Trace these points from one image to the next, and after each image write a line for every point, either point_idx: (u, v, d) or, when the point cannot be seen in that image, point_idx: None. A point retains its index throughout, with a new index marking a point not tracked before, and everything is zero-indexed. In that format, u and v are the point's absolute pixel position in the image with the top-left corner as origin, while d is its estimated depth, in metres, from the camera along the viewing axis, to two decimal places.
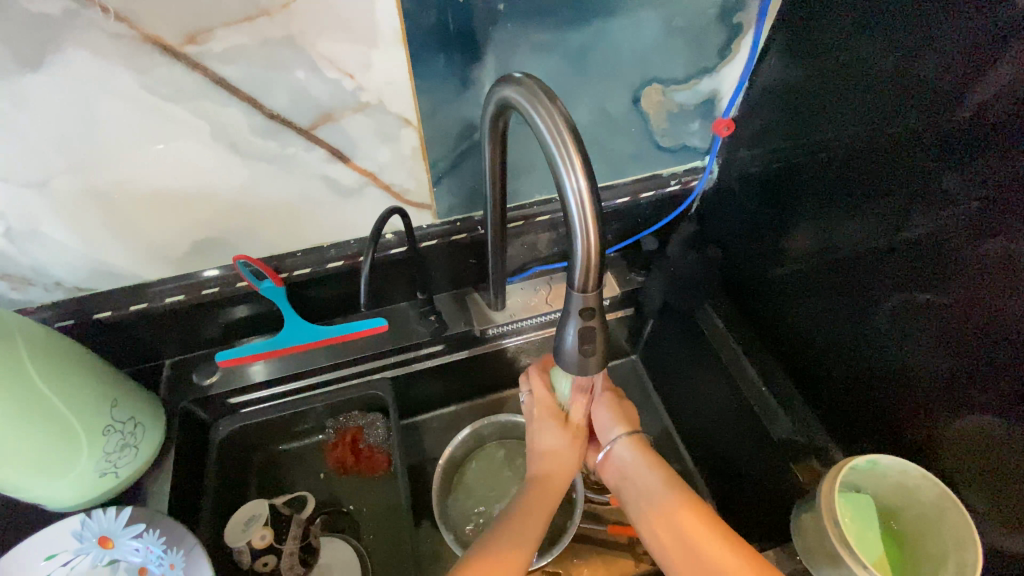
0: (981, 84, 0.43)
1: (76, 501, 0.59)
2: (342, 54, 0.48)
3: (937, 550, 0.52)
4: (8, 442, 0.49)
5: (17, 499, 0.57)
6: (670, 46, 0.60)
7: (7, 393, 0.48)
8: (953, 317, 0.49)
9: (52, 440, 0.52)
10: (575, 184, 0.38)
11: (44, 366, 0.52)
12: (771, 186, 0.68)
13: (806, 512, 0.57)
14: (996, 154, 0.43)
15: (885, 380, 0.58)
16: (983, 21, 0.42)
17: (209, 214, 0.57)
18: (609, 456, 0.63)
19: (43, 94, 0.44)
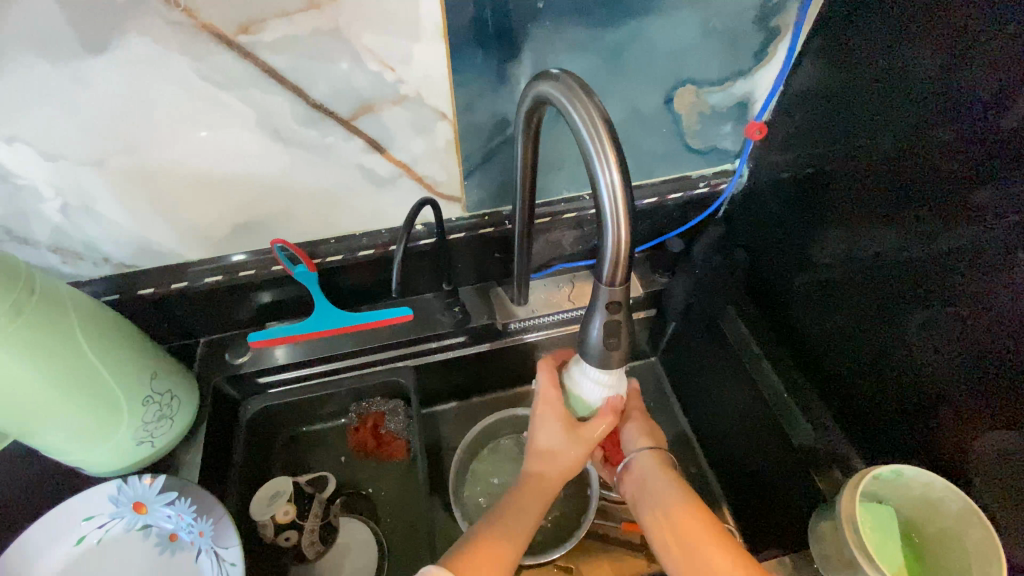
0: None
1: (113, 467, 0.62)
2: (385, 46, 0.50)
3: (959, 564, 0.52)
4: (55, 402, 0.52)
5: (61, 461, 0.61)
6: (705, 47, 0.60)
7: (55, 354, 0.51)
8: (984, 329, 0.49)
9: (95, 404, 0.55)
10: (608, 178, 0.39)
11: (91, 333, 0.54)
12: (802, 191, 0.68)
13: (825, 519, 0.56)
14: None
15: (911, 392, 0.57)
16: None
17: (250, 199, 0.60)
18: (629, 467, 0.64)
19: (105, 77, 0.46)
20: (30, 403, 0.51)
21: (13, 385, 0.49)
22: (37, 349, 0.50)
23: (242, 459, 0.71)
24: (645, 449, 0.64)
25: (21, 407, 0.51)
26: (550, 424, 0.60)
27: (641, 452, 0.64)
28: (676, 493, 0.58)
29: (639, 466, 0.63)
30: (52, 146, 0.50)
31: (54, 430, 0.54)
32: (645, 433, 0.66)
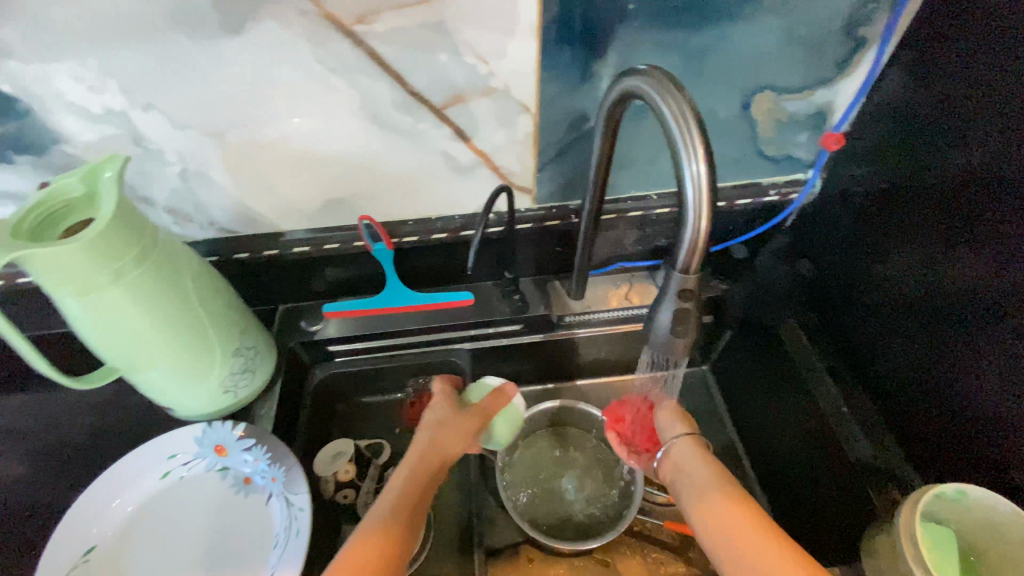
0: None
1: (200, 412, 0.68)
2: (482, 40, 0.54)
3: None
4: (160, 345, 0.59)
5: (156, 401, 0.67)
6: (788, 55, 0.61)
7: (165, 300, 0.57)
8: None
9: (192, 351, 0.61)
10: (693, 169, 0.41)
11: (196, 285, 0.60)
12: (876, 204, 0.67)
13: (881, 536, 0.56)
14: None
15: (980, 418, 0.56)
16: None
17: (341, 177, 0.65)
18: (666, 455, 0.62)
19: (237, 57, 0.52)
20: (141, 341, 0.57)
21: (129, 320, 0.55)
22: (150, 296, 0.56)
23: (307, 420, 0.77)
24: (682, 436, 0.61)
25: (133, 343, 0.57)
26: (459, 429, 0.64)
27: (680, 438, 0.61)
28: (716, 483, 0.55)
29: (677, 453, 0.61)
30: (182, 116, 0.57)
31: (156, 368, 0.61)
32: (681, 423, 0.63)
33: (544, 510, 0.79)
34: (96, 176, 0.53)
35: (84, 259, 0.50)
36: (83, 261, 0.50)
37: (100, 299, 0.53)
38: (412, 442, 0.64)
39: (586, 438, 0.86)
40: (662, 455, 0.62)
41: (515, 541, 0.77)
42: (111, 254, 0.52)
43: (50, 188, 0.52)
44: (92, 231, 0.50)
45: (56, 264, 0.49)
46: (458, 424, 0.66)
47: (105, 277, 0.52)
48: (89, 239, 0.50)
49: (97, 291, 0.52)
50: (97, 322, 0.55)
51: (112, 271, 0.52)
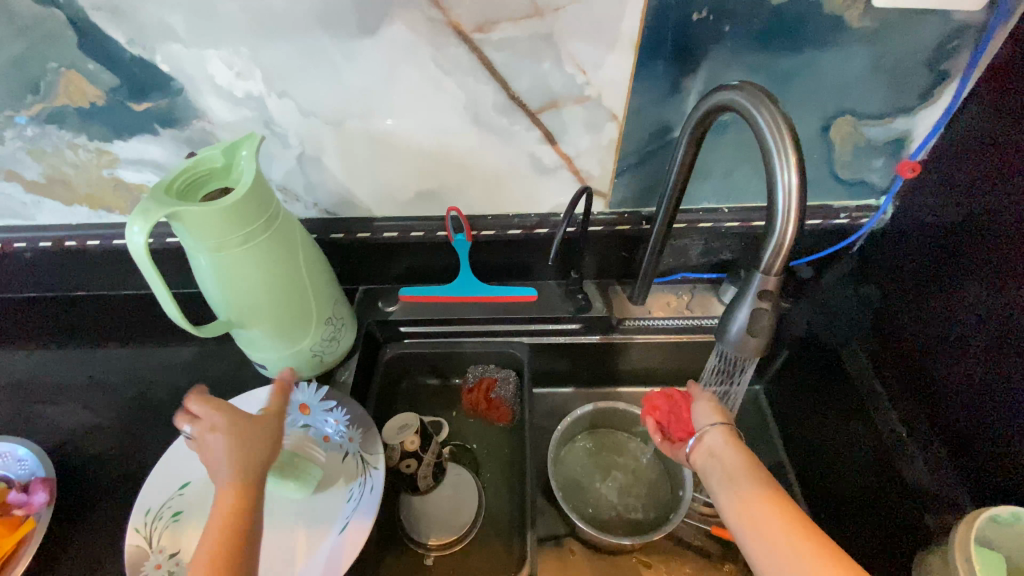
0: None
1: (287, 372, 0.75)
2: (583, 52, 0.59)
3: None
4: (269, 308, 0.65)
5: (249, 358, 0.74)
6: (873, 82, 0.63)
7: (280, 267, 0.63)
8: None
9: (293, 315, 0.68)
10: (786, 179, 0.45)
11: (306, 256, 0.67)
12: (946, 233, 0.68)
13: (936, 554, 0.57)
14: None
15: None
16: None
17: (435, 169, 0.71)
18: (699, 442, 0.62)
19: (367, 55, 0.59)
20: (256, 301, 0.64)
21: (249, 280, 0.62)
22: (269, 262, 0.62)
23: (377, 391, 0.82)
24: (716, 425, 0.61)
25: (248, 301, 0.64)
26: (263, 434, 0.52)
27: (713, 427, 0.61)
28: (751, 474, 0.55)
29: (710, 442, 0.61)
30: (308, 104, 0.64)
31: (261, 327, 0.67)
32: (716, 413, 0.63)
33: (587, 505, 0.82)
34: (237, 152, 0.60)
35: (226, 222, 0.57)
36: (225, 224, 0.57)
37: (229, 259, 0.59)
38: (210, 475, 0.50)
39: (634, 441, 0.88)
40: (694, 441, 0.62)
41: (559, 532, 0.80)
42: (248, 220, 0.58)
43: (196, 158, 0.59)
44: (236, 199, 0.56)
45: (203, 225, 0.56)
46: (256, 432, 0.52)
47: (240, 241, 0.59)
48: (234, 206, 0.56)
49: (228, 251, 0.59)
50: (222, 278, 0.61)
51: (245, 235, 0.59)
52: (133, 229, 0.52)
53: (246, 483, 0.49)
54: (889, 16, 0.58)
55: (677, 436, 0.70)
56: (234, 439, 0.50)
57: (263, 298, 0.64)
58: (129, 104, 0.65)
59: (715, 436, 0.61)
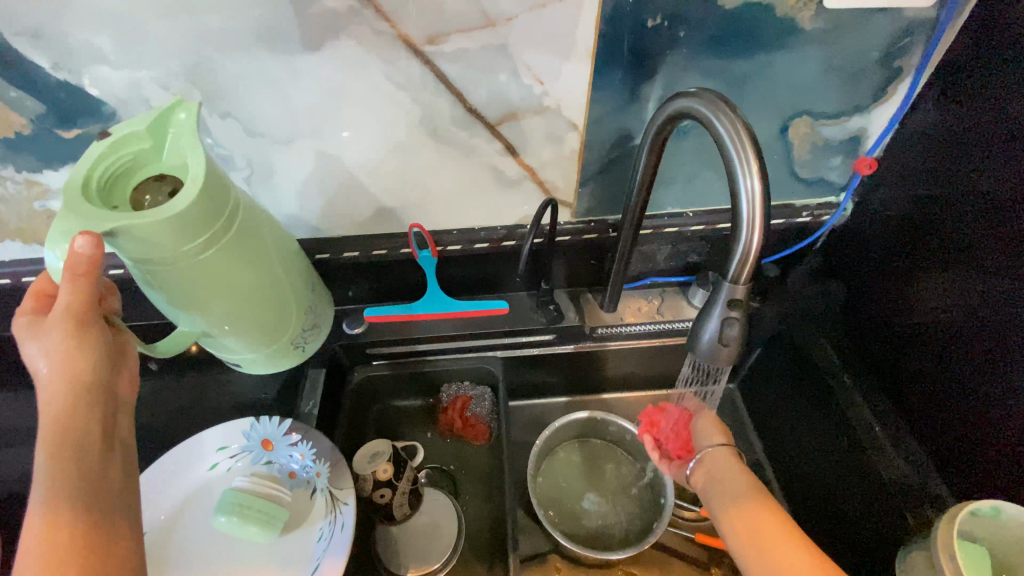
0: None
1: (265, 366, 0.70)
2: (540, 62, 0.57)
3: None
4: (237, 313, 0.60)
5: (220, 359, 0.68)
6: (827, 83, 0.64)
7: (247, 279, 0.58)
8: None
9: (271, 316, 0.64)
10: (748, 184, 0.44)
11: (274, 265, 0.62)
12: (908, 229, 0.69)
13: (919, 550, 0.57)
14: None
15: (1011, 444, 0.58)
16: None
17: (396, 187, 0.69)
18: (700, 464, 0.62)
19: (311, 71, 0.57)
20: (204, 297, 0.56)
21: (209, 287, 0.55)
22: (223, 269, 0.55)
23: (347, 415, 0.80)
24: (716, 445, 0.61)
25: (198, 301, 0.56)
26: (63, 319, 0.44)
27: (716, 448, 0.61)
28: (750, 493, 0.55)
29: (711, 462, 0.61)
30: (254, 125, 0.61)
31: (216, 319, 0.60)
32: (715, 433, 0.63)
33: (569, 522, 0.80)
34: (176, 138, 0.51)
35: (177, 233, 0.49)
36: (172, 237, 0.49)
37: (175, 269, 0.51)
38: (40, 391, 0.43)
39: (616, 451, 0.87)
40: (696, 463, 0.62)
41: (542, 549, 0.79)
42: (202, 228, 0.51)
43: (116, 140, 0.49)
44: (184, 211, 0.48)
45: (150, 238, 0.48)
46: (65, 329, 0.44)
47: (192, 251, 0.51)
48: (180, 216, 0.48)
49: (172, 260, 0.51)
50: (174, 284, 0.53)
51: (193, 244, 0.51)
52: (52, 251, 0.45)
53: (65, 523, 0.37)
54: (840, 18, 0.58)
55: (674, 452, 0.70)
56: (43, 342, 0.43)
57: (234, 305, 0.59)
58: (58, 132, 0.60)
59: (717, 456, 0.61)
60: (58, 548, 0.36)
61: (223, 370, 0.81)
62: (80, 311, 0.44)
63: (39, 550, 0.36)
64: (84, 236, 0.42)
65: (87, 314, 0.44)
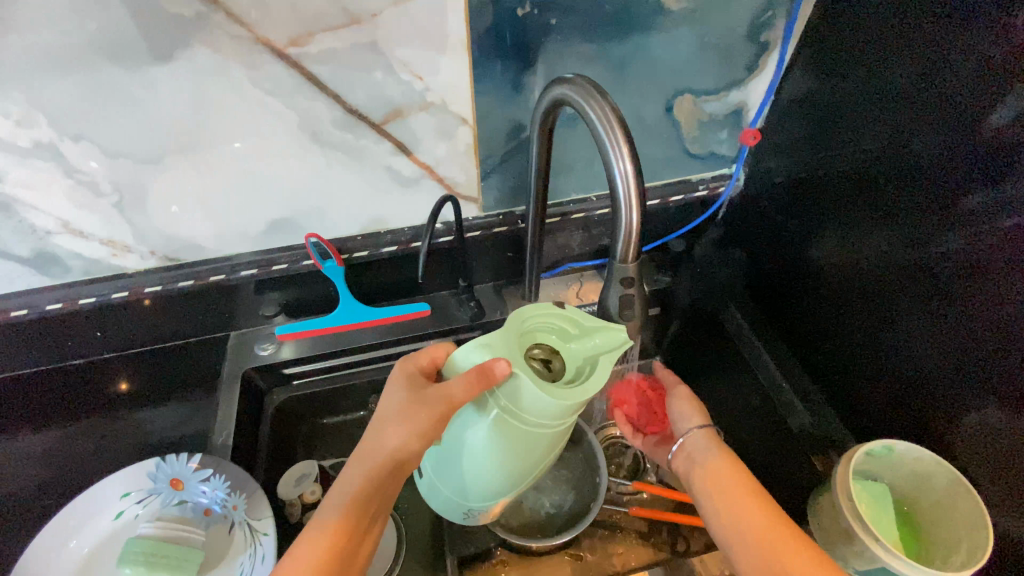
0: (1007, 105, 0.47)
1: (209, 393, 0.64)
2: (415, 57, 0.56)
3: (948, 536, 0.58)
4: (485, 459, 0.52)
5: None
6: (702, 60, 0.66)
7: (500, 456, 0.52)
8: (985, 315, 0.53)
9: None
10: (621, 167, 0.45)
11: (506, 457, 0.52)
12: (795, 195, 0.73)
13: (823, 495, 0.62)
14: (1012, 161, 0.48)
15: (903, 387, 0.62)
16: (998, 46, 0.47)
17: (289, 196, 0.66)
18: (680, 447, 0.61)
19: (168, 83, 0.53)
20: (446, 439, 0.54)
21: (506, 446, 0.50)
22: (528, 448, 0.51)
23: (269, 441, 0.77)
24: (699, 428, 0.60)
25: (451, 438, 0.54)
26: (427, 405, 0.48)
27: (695, 432, 0.60)
28: (738, 482, 0.54)
29: (692, 447, 0.60)
30: (113, 145, 0.57)
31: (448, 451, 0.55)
32: (693, 411, 0.63)
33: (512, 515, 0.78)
34: (597, 351, 0.47)
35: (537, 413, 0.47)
36: (539, 410, 0.46)
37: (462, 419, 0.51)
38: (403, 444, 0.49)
39: None
40: (677, 447, 0.61)
41: (489, 546, 0.75)
42: (560, 417, 0.47)
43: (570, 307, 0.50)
44: (565, 402, 0.45)
45: (519, 399, 0.46)
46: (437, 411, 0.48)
47: (532, 462, 0.53)
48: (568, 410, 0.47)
49: (496, 421, 0.48)
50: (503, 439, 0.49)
51: (535, 417, 0.47)
52: (467, 355, 0.48)
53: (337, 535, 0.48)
54: None
55: (647, 427, 0.75)
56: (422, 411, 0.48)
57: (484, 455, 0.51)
58: None
59: (698, 436, 0.60)
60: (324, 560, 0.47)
61: (127, 410, 0.75)
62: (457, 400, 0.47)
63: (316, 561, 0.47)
64: (503, 361, 0.44)
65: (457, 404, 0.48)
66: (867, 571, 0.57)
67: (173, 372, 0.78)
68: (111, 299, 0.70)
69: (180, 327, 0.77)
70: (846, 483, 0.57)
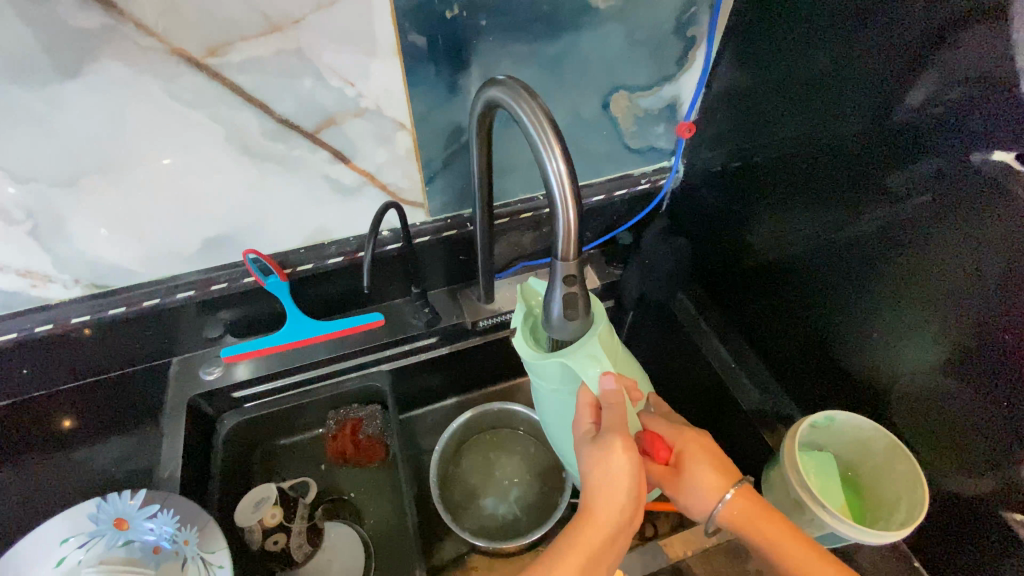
0: (905, 87, 0.51)
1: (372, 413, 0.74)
2: (345, 63, 0.55)
3: (891, 495, 0.61)
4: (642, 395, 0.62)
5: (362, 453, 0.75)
6: (634, 56, 0.68)
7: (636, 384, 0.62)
8: (912, 281, 0.55)
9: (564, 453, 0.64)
10: (555, 167, 0.45)
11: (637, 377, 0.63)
12: (731, 183, 0.76)
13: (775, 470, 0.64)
14: (918, 138, 0.51)
15: (842, 359, 0.66)
16: (898, 35, 0.50)
17: (224, 212, 0.64)
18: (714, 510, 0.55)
19: (77, 100, 0.50)
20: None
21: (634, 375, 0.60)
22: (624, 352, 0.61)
23: (221, 468, 0.73)
24: (733, 492, 0.53)
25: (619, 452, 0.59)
26: (609, 460, 0.49)
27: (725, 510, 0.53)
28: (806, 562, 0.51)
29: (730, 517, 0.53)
30: (23, 170, 0.53)
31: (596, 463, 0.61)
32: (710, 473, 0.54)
33: (473, 518, 0.79)
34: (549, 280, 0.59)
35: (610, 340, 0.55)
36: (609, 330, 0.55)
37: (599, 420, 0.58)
38: (606, 489, 0.49)
39: (514, 448, 0.87)
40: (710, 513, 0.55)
41: (461, 551, 0.77)
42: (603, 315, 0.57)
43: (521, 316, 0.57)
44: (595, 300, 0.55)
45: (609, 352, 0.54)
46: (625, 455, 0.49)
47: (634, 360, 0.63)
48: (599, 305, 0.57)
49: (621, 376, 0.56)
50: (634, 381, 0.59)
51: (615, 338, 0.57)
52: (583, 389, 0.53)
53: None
54: None
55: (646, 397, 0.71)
56: (611, 454, 0.49)
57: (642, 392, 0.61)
58: None
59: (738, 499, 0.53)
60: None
61: (60, 450, 0.70)
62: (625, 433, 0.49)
63: None
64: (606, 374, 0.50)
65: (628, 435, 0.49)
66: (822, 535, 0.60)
67: (112, 405, 0.74)
68: (34, 333, 0.65)
69: (116, 358, 0.72)
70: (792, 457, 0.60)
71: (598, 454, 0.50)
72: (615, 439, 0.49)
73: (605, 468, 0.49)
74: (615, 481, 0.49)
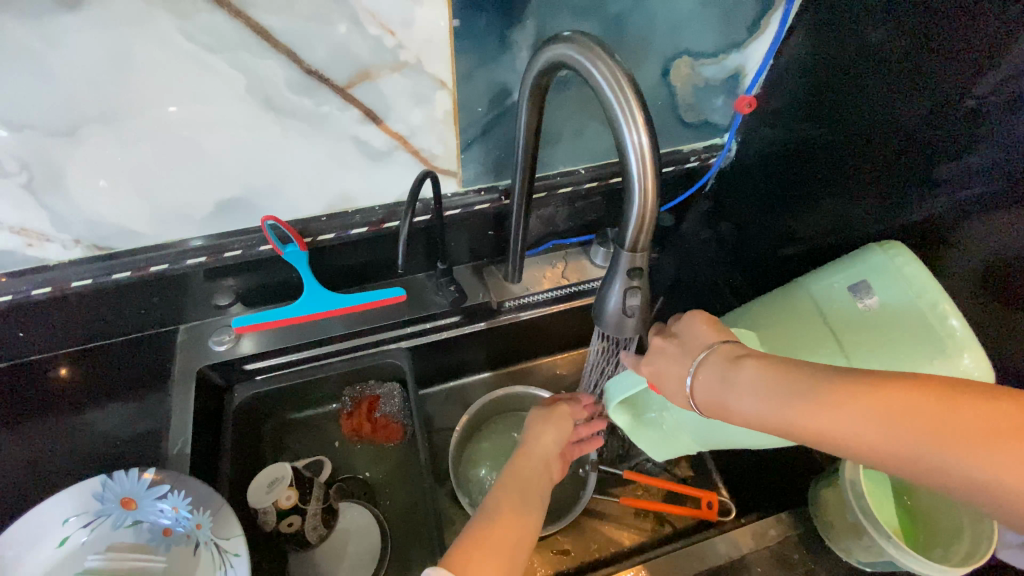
0: (1000, 72, 0.44)
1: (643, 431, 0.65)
2: (386, 7, 0.48)
3: (952, 525, 0.56)
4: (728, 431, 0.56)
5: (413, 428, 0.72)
6: (702, 17, 0.61)
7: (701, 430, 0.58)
8: (970, 290, 0.51)
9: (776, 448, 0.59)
10: (635, 139, 0.40)
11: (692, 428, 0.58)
12: (785, 166, 0.70)
13: (828, 487, 0.62)
14: (997, 134, 0.46)
15: None
16: (997, 16, 0.44)
17: (240, 172, 0.58)
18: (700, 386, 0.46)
19: (75, 36, 0.44)
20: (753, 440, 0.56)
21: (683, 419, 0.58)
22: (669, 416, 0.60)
23: (232, 445, 0.69)
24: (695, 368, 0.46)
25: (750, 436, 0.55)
26: (547, 426, 0.63)
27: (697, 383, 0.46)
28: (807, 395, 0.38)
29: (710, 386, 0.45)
30: (15, 115, 0.47)
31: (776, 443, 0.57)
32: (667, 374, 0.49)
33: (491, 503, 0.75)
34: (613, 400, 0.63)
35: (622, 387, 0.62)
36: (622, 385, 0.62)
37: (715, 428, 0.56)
38: (546, 437, 0.62)
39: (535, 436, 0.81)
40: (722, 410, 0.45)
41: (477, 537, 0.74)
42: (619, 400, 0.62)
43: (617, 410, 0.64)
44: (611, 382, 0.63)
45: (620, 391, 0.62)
46: (548, 432, 0.62)
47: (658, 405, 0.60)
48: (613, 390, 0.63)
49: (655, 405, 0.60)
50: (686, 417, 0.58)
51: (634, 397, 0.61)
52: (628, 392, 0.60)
53: (514, 502, 0.52)
54: None
55: None
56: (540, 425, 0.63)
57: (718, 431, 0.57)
58: None
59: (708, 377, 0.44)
60: (505, 523, 0.49)
61: (59, 420, 0.66)
62: (546, 416, 0.65)
63: (495, 528, 0.48)
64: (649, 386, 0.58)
65: (554, 414, 0.65)
66: (870, 562, 0.58)
67: (115, 375, 0.69)
68: (30, 296, 0.59)
69: (120, 323, 0.68)
70: (855, 480, 0.58)
71: (526, 446, 0.61)
72: (549, 426, 0.63)
73: (543, 430, 0.63)
74: (547, 438, 0.62)
